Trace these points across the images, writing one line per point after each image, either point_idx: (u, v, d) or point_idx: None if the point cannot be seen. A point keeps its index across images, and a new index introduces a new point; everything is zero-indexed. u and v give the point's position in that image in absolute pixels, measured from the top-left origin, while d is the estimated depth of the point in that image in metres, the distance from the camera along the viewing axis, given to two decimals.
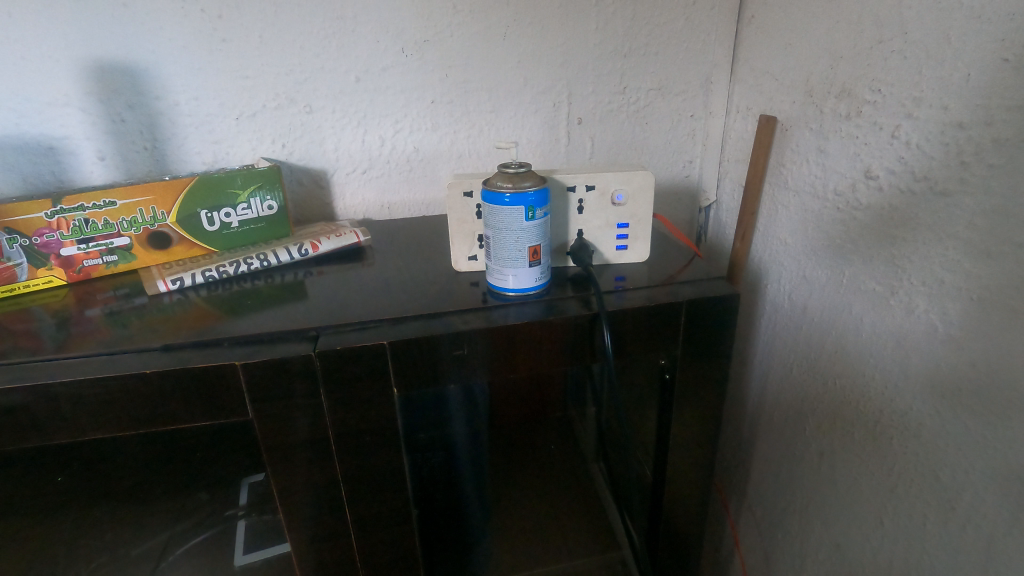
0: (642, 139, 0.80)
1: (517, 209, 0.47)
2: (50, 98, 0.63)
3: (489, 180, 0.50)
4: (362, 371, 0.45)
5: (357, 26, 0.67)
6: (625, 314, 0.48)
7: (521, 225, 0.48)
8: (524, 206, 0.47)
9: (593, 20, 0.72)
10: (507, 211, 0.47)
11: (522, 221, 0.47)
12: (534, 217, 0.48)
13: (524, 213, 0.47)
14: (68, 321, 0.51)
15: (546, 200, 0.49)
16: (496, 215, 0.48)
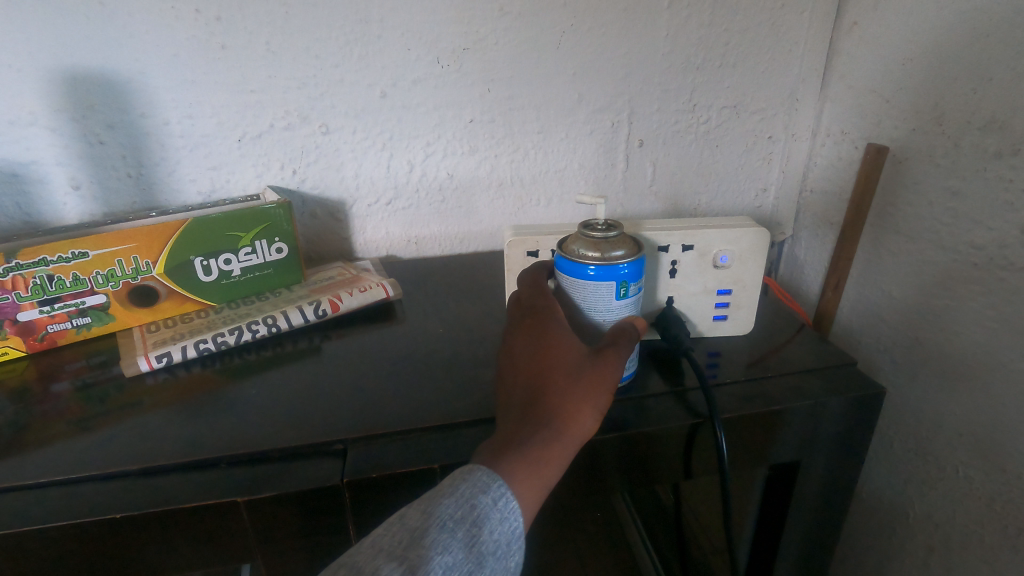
0: (710, 164, 0.69)
1: (605, 288, 0.36)
2: (11, 116, 0.52)
3: (564, 243, 0.39)
4: (400, 501, 0.34)
5: (384, 31, 0.56)
6: (740, 420, 0.37)
7: (611, 306, 0.37)
8: (616, 281, 0.36)
9: (663, 26, 0.60)
10: (592, 288, 0.37)
11: (613, 301, 0.37)
12: (626, 294, 0.38)
13: (615, 290, 0.37)
14: (23, 410, 0.41)
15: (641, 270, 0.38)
16: (573, 291, 0.37)
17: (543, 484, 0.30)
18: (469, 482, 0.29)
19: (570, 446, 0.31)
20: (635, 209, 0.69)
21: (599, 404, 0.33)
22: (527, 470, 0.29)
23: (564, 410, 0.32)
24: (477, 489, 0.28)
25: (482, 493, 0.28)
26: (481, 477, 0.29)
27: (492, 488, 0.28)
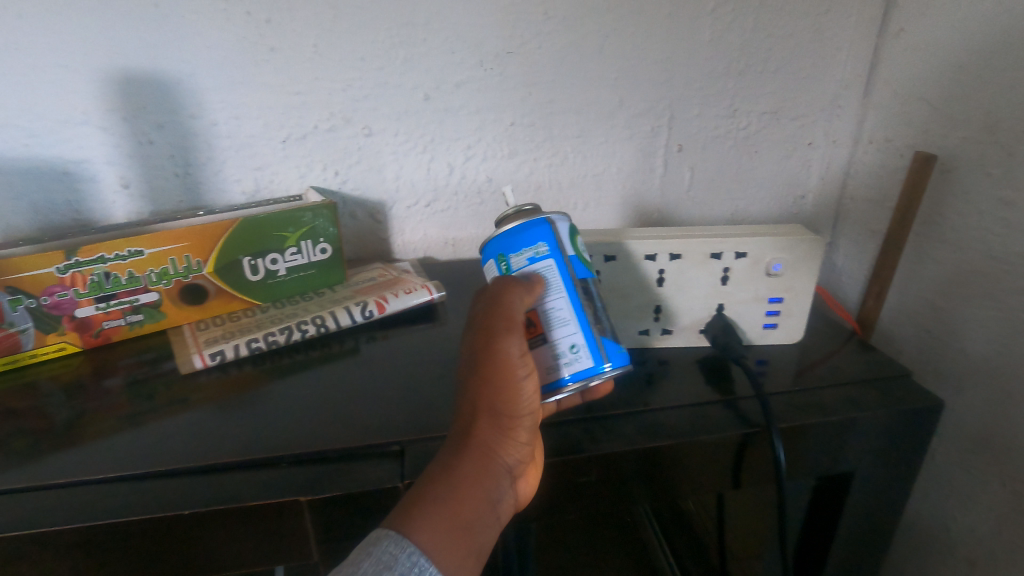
0: (748, 170, 0.68)
1: (490, 263, 0.38)
2: (65, 115, 0.53)
3: None
4: None
5: (429, 35, 0.56)
6: (797, 431, 0.37)
7: None
8: (494, 256, 0.38)
9: (707, 31, 0.60)
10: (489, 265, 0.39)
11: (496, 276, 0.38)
12: (509, 268, 0.37)
13: (496, 265, 0.38)
14: (82, 404, 0.41)
15: (528, 244, 0.36)
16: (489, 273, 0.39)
17: (434, 508, 0.30)
18: (373, 555, 0.28)
19: (471, 458, 0.33)
20: (671, 214, 0.69)
21: (487, 403, 0.34)
22: (420, 495, 0.31)
23: (460, 433, 0.34)
24: (381, 566, 0.28)
25: (387, 569, 0.27)
26: (381, 539, 0.29)
27: (401, 558, 0.28)
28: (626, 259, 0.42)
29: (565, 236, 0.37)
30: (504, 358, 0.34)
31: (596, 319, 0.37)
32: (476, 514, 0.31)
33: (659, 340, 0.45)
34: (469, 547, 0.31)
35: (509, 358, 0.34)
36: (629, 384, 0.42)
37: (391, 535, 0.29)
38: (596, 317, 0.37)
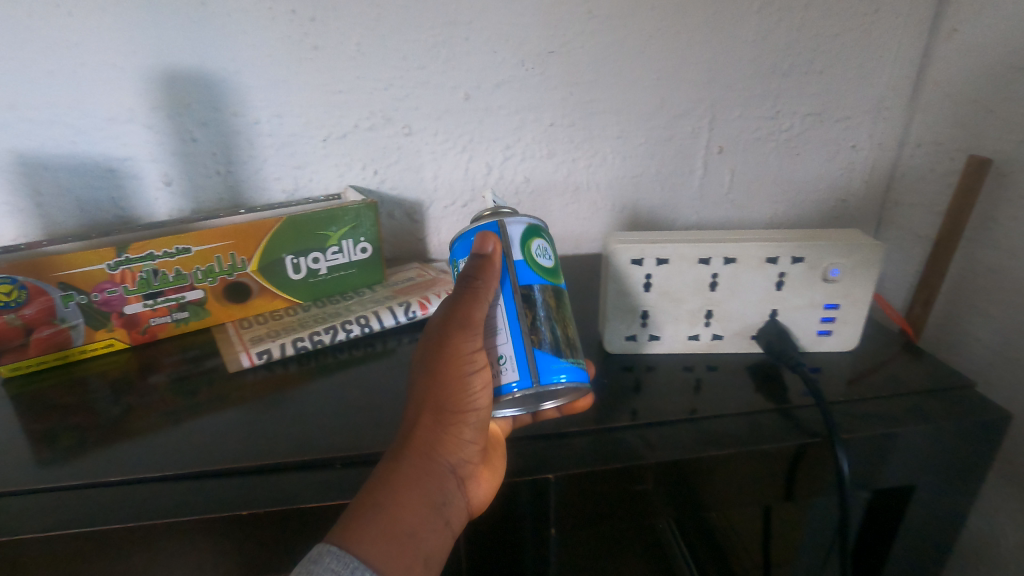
0: (789, 172, 0.67)
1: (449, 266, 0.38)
2: (111, 112, 0.53)
3: None
4: (511, 508, 0.34)
5: (472, 34, 0.56)
6: (860, 442, 0.36)
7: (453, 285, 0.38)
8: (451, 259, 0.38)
9: (752, 30, 0.59)
10: None
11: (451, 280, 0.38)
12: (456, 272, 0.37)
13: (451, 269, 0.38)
14: (131, 400, 0.41)
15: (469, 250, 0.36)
16: None
17: (375, 513, 0.29)
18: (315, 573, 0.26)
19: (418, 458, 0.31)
20: (709, 217, 0.69)
21: (437, 403, 0.32)
22: (363, 501, 0.29)
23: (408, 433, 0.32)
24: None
25: None
26: (323, 556, 0.27)
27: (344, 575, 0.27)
28: (679, 262, 0.41)
29: (512, 239, 0.35)
30: (455, 356, 0.33)
31: (532, 328, 0.34)
32: (418, 518, 0.30)
33: (709, 345, 0.44)
34: (414, 554, 0.29)
35: (458, 351, 0.32)
36: (679, 390, 0.41)
37: (332, 549, 0.27)
38: (533, 326, 0.34)
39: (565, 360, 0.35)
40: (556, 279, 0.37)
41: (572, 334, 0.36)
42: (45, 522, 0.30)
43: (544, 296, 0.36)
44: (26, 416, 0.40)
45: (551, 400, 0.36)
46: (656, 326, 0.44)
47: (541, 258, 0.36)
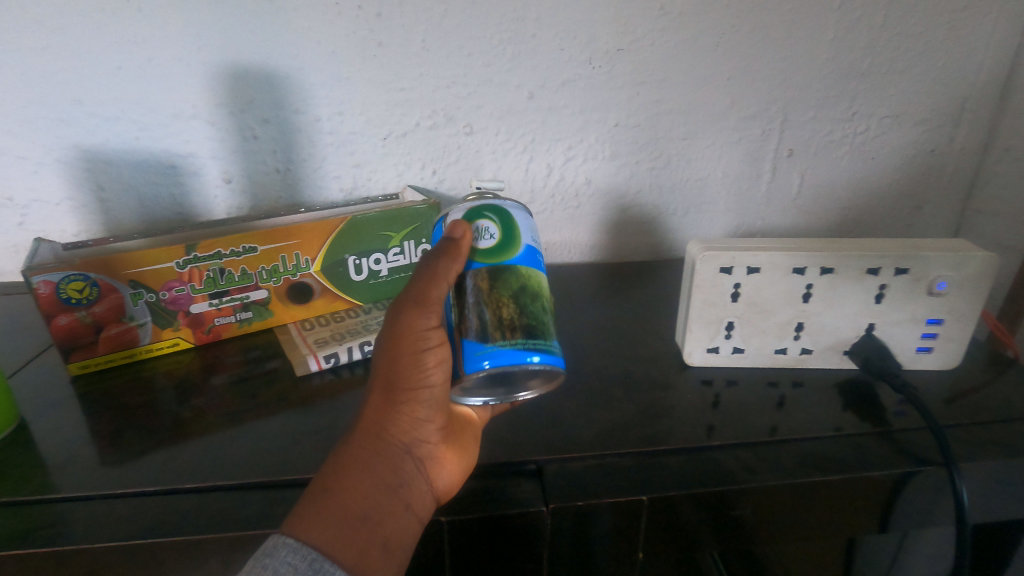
0: (862, 177, 0.64)
1: None
2: (176, 109, 0.53)
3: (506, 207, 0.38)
4: (604, 532, 0.32)
5: (539, 31, 0.54)
6: (980, 471, 0.33)
7: None
8: None
9: (831, 28, 0.56)
10: None
11: None
12: None
13: None
14: (197, 402, 0.41)
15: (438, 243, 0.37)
16: None
17: (322, 501, 0.28)
18: (269, 567, 0.26)
19: (369, 440, 0.30)
20: (774, 222, 0.66)
21: (387, 384, 0.31)
22: (314, 489, 0.29)
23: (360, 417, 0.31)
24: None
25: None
26: (278, 549, 0.26)
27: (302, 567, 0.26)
28: (771, 272, 0.39)
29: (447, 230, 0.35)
30: (404, 333, 0.31)
31: (461, 316, 0.33)
32: (371, 504, 0.29)
33: (797, 360, 0.42)
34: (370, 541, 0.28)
35: (413, 330, 0.31)
36: (768, 407, 0.39)
37: (286, 542, 0.26)
38: (461, 315, 0.33)
39: (506, 344, 0.32)
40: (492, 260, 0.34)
41: (512, 314, 0.32)
42: (123, 530, 0.29)
43: (476, 282, 0.33)
44: (95, 416, 0.39)
45: (525, 392, 0.34)
46: (741, 338, 0.41)
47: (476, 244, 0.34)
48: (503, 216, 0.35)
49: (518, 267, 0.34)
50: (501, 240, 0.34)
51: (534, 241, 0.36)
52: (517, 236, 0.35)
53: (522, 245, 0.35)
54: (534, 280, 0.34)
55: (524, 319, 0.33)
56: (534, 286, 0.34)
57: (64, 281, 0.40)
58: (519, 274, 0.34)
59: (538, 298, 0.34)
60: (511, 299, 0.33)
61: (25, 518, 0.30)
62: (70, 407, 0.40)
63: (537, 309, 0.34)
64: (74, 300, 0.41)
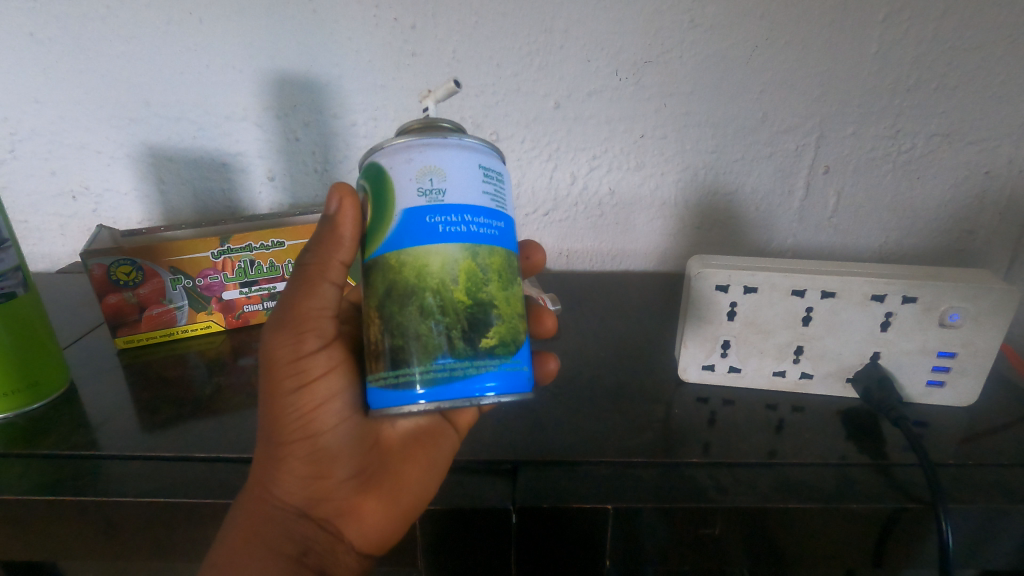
0: (907, 198, 0.61)
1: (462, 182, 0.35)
2: (229, 111, 0.58)
3: (420, 145, 0.31)
4: (569, 537, 0.32)
5: (567, 42, 0.55)
6: (975, 515, 0.31)
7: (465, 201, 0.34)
8: None
9: (875, 41, 0.54)
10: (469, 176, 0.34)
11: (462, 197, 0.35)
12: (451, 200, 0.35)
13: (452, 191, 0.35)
14: (221, 380, 0.45)
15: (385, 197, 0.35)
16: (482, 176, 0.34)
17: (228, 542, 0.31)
18: None
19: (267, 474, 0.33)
20: (806, 241, 0.64)
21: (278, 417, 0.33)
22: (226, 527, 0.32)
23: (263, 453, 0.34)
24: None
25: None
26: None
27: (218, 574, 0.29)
28: (769, 292, 0.39)
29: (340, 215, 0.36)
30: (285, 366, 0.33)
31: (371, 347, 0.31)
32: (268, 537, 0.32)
33: (797, 385, 0.42)
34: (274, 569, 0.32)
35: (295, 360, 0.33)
36: (757, 429, 0.38)
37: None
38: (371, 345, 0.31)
39: (436, 377, 0.29)
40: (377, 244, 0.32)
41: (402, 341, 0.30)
42: (134, 488, 0.33)
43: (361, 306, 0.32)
44: (131, 385, 0.44)
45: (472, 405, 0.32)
46: (738, 357, 0.42)
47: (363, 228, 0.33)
48: (380, 181, 0.31)
49: (388, 252, 0.31)
50: (377, 213, 0.31)
51: (425, 198, 0.30)
52: (393, 202, 0.31)
53: (396, 215, 0.30)
54: (412, 265, 0.30)
55: (408, 339, 0.30)
56: (423, 280, 0.30)
57: (114, 264, 0.46)
58: (392, 268, 0.30)
59: (423, 295, 0.30)
60: (398, 320, 0.30)
61: (60, 469, 0.35)
62: (115, 376, 0.45)
63: (422, 318, 0.30)
64: (122, 281, 0.46)
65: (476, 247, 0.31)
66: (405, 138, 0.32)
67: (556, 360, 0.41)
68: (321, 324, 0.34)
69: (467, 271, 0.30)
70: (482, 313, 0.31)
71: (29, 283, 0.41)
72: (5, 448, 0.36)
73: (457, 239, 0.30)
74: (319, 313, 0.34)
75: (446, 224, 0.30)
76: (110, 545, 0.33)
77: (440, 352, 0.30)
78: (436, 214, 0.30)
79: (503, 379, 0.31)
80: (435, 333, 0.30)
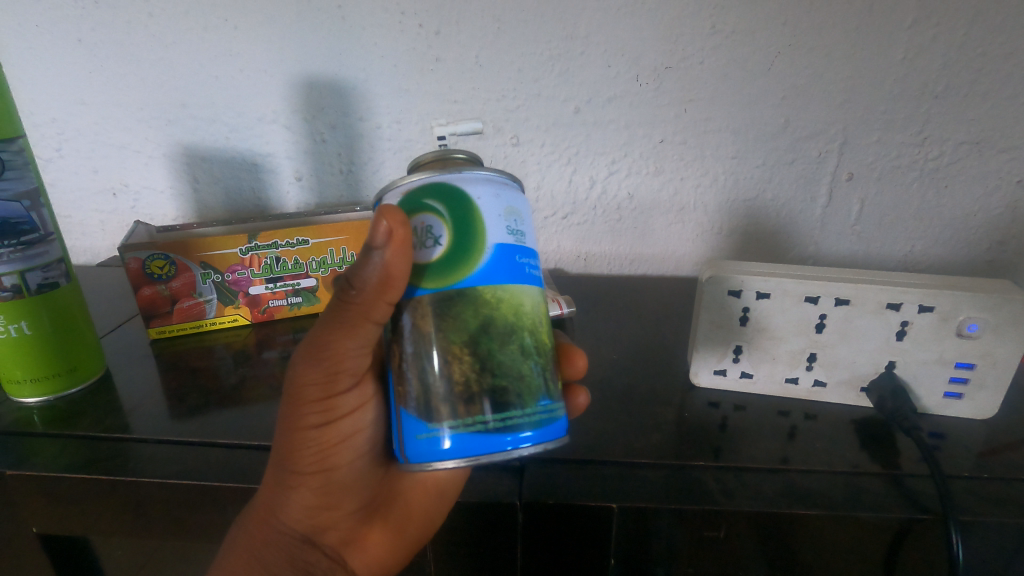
0: (934, 206, 0.59)
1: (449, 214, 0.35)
2: (260, 114, 0.60)
3: (495, 181, 0.31)
4: (574, 533, 0.33)
5: (588, 48, 0.56)
6: (988, 528, 0.31)
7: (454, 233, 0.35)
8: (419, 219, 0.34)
9: (901, 48, 0.53)
10: None
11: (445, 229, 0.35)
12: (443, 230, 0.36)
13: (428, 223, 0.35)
14: (246, 371, 0.46)
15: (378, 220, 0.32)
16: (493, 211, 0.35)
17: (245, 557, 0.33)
18: None
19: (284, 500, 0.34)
20: (829, 248, 0.63)
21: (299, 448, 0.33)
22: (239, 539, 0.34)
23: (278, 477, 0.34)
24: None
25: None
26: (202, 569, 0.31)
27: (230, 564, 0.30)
28: (782, 299, 0.40)
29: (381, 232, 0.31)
30: (311, 399, 0.33)
31: (400, 375, 0.31)
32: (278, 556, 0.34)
33: (809, 392, 0.42)
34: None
35: (322, 396, 0.33)
36: (768, 435, 0.38)
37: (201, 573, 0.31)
38: (401, 372, 0.31)
39: (480, 420, 0.29)
40: (438, 278, 0.30)
41: (462, 373, 0.30)
42: (162, 470, 0.35)
43: (414, 320, 0.30)
44: (162, 374, 0.46)
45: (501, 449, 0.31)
46: (750, 363, 0.42)
47: (423, 252, 0.30)
48: (457, 211, 0.30)
49: (476, 290, 0.29)
50: (461, 243, 0.30)
51: (513, 236, 0.31)
52: (482, 235, 0.30)
53: (488, 249, 0.30)
54: (510, 303, 0.30)
55: (461, 378, 0.30)
56: (508, 313, 0.30)
57: (149, 258, 0.48)
58: (478, 304, 0.30)
59: (501, 337, 0.30)
60: (457, 352, 0.30)
61: (94, 449, 0.37)
62: (147, 365, 0.47)
63: (482, 354, 0.30)
64: (156, 275, 0.49)
65: (545, 292, 0.33)
66: (478, 171, 0.31)
67: (587, 394, 0.39)
68: (354, 365, 0.34)
69: (542, 311, 0.32)
70: (532, 362, 0.31)
71: (72, 273, 0.43)
72: (46, 428, 0.39)
73: (539, 282, 0.32)
74: (354, 353, 0.33)
75: (530, 266, 0.32)
76: (137, 523, 0.35)
77: (495, 398, 0.30)
78: (524, 255, 0.31)
79: (539, 430, 0.30)
80: (496, 381, 0.30)
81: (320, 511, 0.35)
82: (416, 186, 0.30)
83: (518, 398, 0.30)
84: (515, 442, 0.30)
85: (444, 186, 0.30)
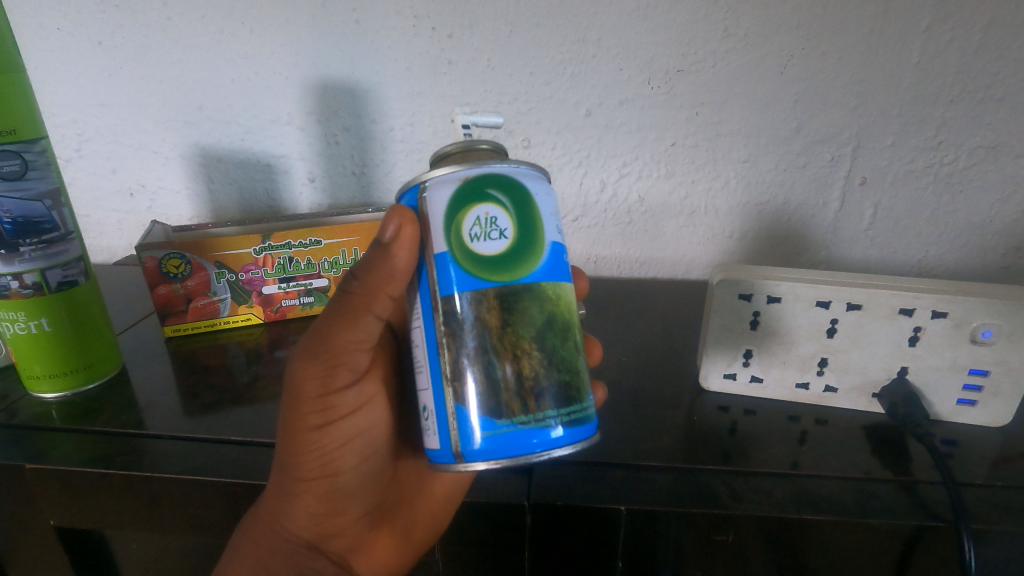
0: (948, 211, 0.59)
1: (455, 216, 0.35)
2: (274, 116, 0.61)
3: (542, 180, 0.32)
4: (582, 534, 0.33)
5: (600, 51, 0.56)
6: (1002, 537, 0.30)
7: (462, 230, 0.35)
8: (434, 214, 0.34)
9: (916, 51, 0.53)
10: None
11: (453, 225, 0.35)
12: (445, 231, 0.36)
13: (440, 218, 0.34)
14: (258, 369, 0.47)
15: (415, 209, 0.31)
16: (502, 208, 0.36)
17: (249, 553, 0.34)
18: None
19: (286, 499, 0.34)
20: (841, 252, 0.63)
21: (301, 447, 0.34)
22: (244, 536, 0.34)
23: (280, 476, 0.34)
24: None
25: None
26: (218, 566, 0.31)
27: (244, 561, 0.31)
28: (794, 303, 0.39)
29: (434, 218, 0.30)
30: (312, 398, 0.33)
31: (455, 372, 0.30)
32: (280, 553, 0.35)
33: (820, 398, 0.41)
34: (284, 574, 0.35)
35: (323, 395, 0.34)
36: (778, 440, 0.38)
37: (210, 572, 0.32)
38: (457, 368, 0.30)
39: (543, 416, 0.29)
40: (499, 271, 0.30)
41: (527, 369, 0.29)
42: (177, 465, 0.35)
43: (481, 314, 0.29)
44: (176, 371, 0.47)
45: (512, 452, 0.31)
46: (760, 367, 0.42)
47: (484, 243, 0.30)
48: (520, 205, 0.30)
49: (540, 286, 0.30)
50: (524, 237, 0.30)
51: (561, 236, 0.32)
52: (540, 232, 0.31)
53: (546, 246, 0.31)
54: (565, 300, 0.31)
55: (523, 374, 0.29)
56: (563, 310, 0.31)
57: (165, 257, 0.49)
58: (543, 299, 0.30)
59: (561, 332, 0.31)
60: (522, 347, 0.30)
61: (111, 445, 0.37)
62: (162, 362, 0.48)
63: (545, 349, 0.30)
64: (172, 274, 0.50)
65: None
66: (529, 167, 0.32)
67: (605, 390, 0.40)
68: (353, 359, 0.34)
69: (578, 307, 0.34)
70: (582, 355, 0.32)
71: (91, 272, 0.44)
72: (64, 423, 0.40)
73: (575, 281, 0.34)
74: (353, 346, 0.34)
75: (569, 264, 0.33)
76: (151, 517, 0.36)
77: (554, 394, 0.30)
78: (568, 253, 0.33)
79: (574, 430, 0.30)
80: (559, 375, 0.30)
81: (325, 511, 0.36)
82: (475, 175, 0.30)
83: (578, 392, 0.31)
84: (543, 445, 0.29)
85: (507, 180, 0.30)
